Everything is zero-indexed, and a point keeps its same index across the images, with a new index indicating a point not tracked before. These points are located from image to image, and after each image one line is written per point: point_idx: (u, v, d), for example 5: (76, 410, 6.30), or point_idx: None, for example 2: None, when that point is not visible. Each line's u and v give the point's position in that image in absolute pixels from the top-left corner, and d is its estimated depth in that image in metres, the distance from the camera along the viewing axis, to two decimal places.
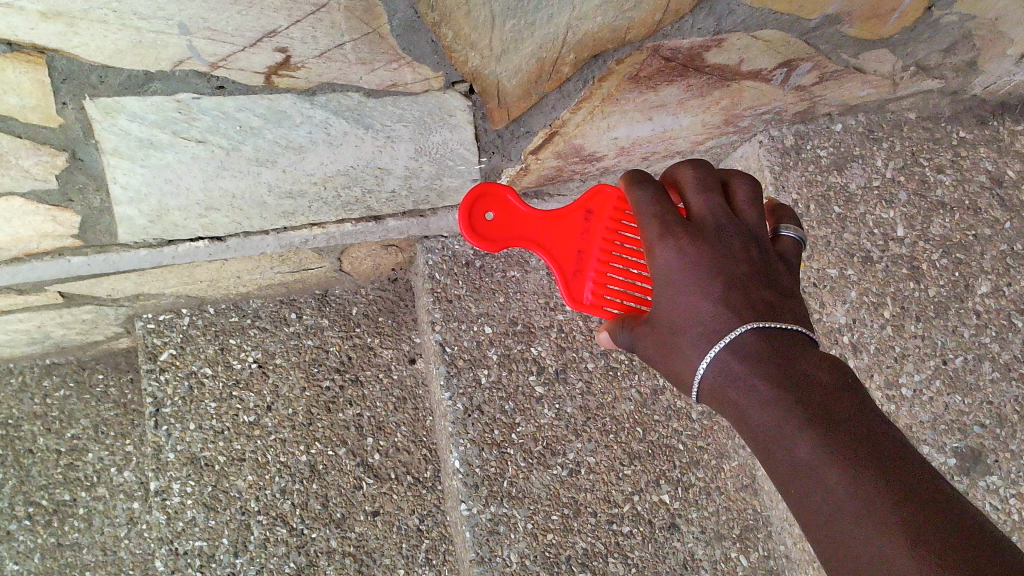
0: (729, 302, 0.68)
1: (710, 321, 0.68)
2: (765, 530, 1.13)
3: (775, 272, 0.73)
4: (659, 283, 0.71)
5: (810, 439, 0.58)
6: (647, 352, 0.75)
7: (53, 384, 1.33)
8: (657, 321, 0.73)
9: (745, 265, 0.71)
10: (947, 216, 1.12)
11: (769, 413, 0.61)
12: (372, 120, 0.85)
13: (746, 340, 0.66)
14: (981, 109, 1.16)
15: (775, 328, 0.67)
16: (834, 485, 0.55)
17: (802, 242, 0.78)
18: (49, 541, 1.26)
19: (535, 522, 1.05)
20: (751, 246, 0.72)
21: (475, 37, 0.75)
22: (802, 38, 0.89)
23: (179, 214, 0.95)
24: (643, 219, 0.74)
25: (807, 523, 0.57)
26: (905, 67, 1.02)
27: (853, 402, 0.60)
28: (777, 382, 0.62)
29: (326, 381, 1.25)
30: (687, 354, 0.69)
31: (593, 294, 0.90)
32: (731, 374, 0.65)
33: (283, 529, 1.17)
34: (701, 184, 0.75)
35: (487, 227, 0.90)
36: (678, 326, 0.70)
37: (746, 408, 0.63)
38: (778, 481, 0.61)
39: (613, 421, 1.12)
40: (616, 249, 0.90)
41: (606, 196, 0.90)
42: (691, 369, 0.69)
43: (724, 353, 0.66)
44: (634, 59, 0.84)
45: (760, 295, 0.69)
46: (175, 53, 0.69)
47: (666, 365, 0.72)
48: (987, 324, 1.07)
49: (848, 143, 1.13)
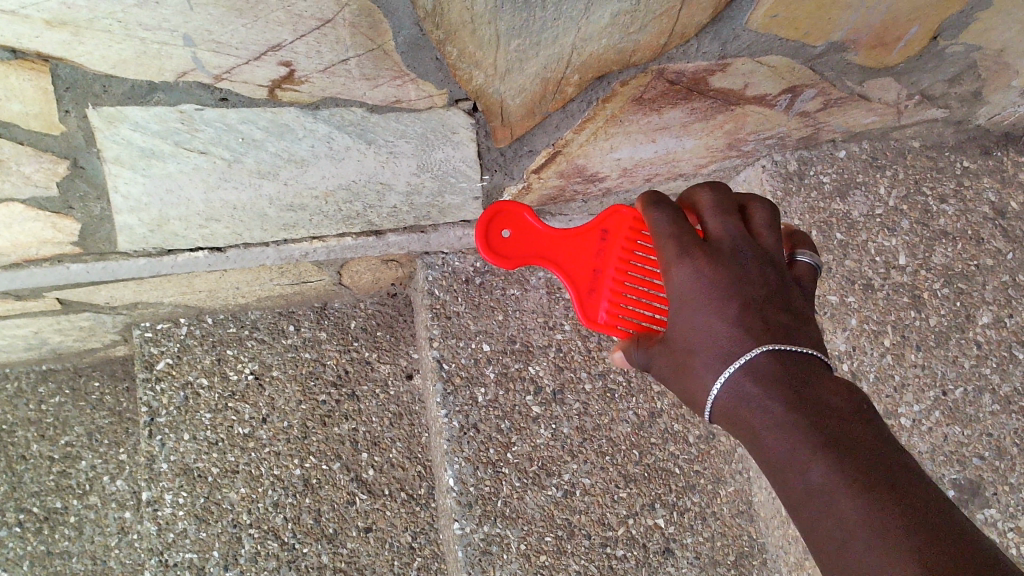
0: (744, 324, 0.67)
1: (725, 342, 0.67)
2: (761, 557, 1.13)
3: (793, 296, 0.72)
4: (675, 302, 0.71)
5: (825, 465, 0.57)
6: (661, 371, 0.74)
7: (48, 391, 1.33)
8: (672, 340, 0.72)
9: (762, 288, 0.70)
10: (949, 245, 1.11)
11: (783, 438, 0.60)
12: (375, 135, 0.85)
13: (762, 362, 0.65)
14: (985, 139, 1.16)
15: (792, 350, 0.65)
16: (849, 513, 0.55)
17: (818, 267, 0.77)
18: (39, 549, 1.25)
19: (528, 543, 1.04)
20: (768, 268, 0.71)
21: (480, 56, 0.75)
22: (807, 65, 0.89)
23: (180, 224, 0.94)
24: (660, 239, 0.73)
25: (821, 551, 0.57)
26: (910, 96, 1.02)
27: (869, 429, 0.59)
28: (793, 405, 0.61)
29: (322, 395, 1.24)
30: (701, 375, 0.68)
31: (608, 313, 0.89)
32: (746, 396, 0.64)
33: (274, 543, 1.16)
34: (719, 206, 0.74)
35: (501, 243, 0.92)
36: (693, 346, 0.69)
37: (760, 431, 0.62)
38: (792, 506, 0.60)
39: (610, 443, 1.12)
40: (631, 268, 0.88)
41: (622, 216, 0.89)
42: (704, 390, 0.68)
43: (739, 374, 0.65)
44: (639, 81, 0.84)
45: (777, 318, 0.68)
46: (179, 64, 0.69)
47: (680, 386, 0.71)
48: (988, 354, 1.06)
49: (851, 170, 1.13)
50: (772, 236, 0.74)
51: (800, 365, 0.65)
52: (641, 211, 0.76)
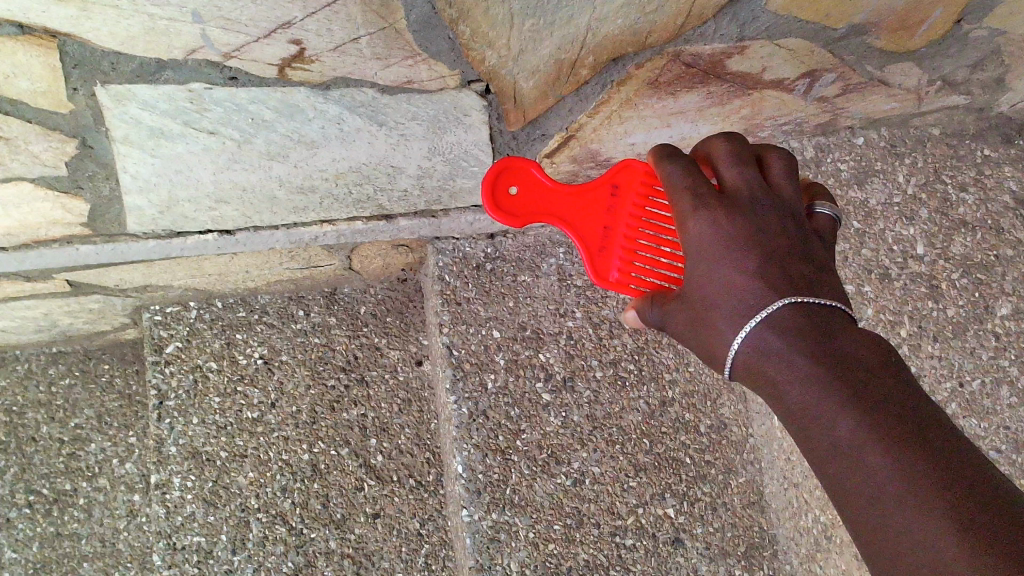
0: (765, 277, 0.66)
1: (745, 296, 0.65)
2: (771, 549, 1.12)
3: (813, 247, 0.70)
4: (692, 256, 0.69)
5: (853, 420, 0.56)
6: (676, 328, 0.72)
7: (58, 373, 1.33)
8: (688, 296, 0.70)
9: (782, 240, 0.68)
10: (969, 235, 1.09)
11: (808, 393, 0.60)
12: (386, 117, 0.84)
13: (785, 315, 0.63)
14: (1007, 126, 1.13)
15: (815, 303, 0.64)
16: (877, 468, 0.54)
17: (838, 219, 0.75)
18: (48, 530, 1.26)
19: (537, 531, 1.04)
20: (787, 220, 0.70)
21: (493, 35, 0.73)
22: (827, 48, 0.87)
23: (189, 206, 0.94)
24: (674, 192, 0.71)
25: (847, 505, 0.56)
26: (931, 82, 1.00)
27: (896, 382, 0.58)
28: (817, 358, 0.60)
29: (332, 380, 1.24)
30: (721, 331, 0.67)
31: (620, 271, 0.85)
32: (767, 350, 0.63)
33: (282, 528, 1.17)
34: (736, 157, 0.72)
35: (509, 202, 0.87)
36: (710, 302, 0.68)
37: (783, 386, 0.61)
38: (815, 460, 0.59)
39: (620, 432, 1.11)
40: (643, 226, 0.85)
41: (633, 170, 0.85)
42: (723, 346, 0.66)
43: (760, 328, 0.64)
44: (655, 64, 0.83)
45: (798, 271, 0.67)
46: (188, 41, 0.68)
47: (697, 342, 0.70)
48: (1006, 346, 1.05)
49: (869, 157, 1.11)
50: (791, 187, 0.72)
51: (823, 317, 0.63)
52: (656, 164, 0.74)
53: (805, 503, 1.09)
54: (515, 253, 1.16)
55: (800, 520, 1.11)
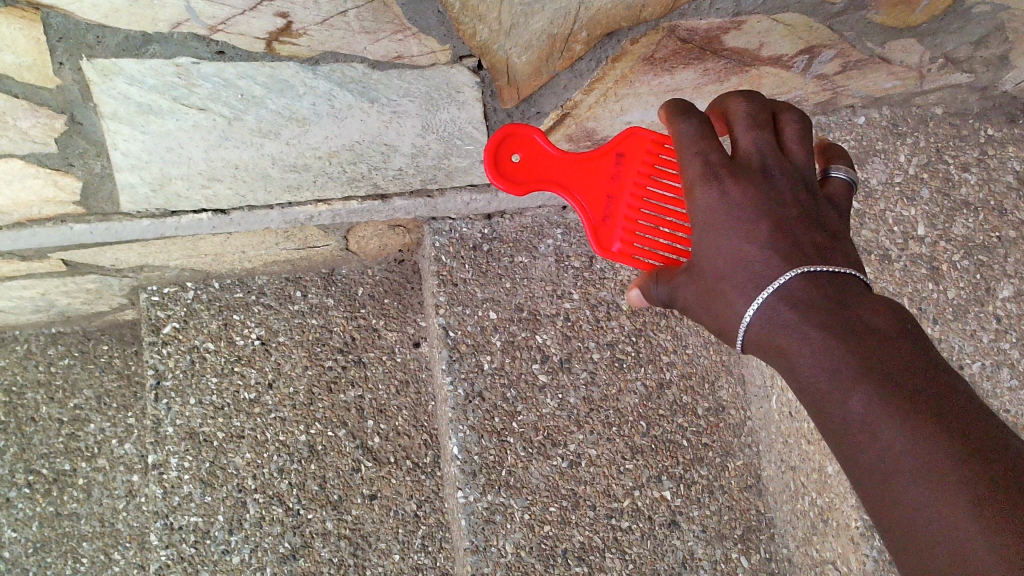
0: (776, 248, 0.64)
1: (756, 267, 0.64)
2: (768, 532, 1.11)
3: (825, 215, 0.68)
4: (699, 226, 0.67)
5: (867, 392, 0.56)
6: (684, 296, 0.70)
7: (58, 353, 1.33)
8: (697, 268, 0.68)
9: (794, 209, 0.67)
10: (971, 215, 1.01)
11: (820, 364, 0.59)
12: (377, 94, 0.82)
13: (796, 286, 0.62)
14: (1011, 106, 1.05)
15: (826, 272, 0.63)
16: (891, 442, 0.54)
17: (852, 183, 0.73)
18: (47, 510, 1.27)
19: (532, 513, 1.04)
20: (799, 189, 0.68)
21: (484, 9, 0.72)
22: (825, 24, 0.83)
23: (182, 183, 0.93)
24: (684, 154, 0.69)
25: (862, 480, 0.56)
26: (933, 59, 0.93)
27: (910, 351, 0.57)
28: (831, 330, 0.59)
29: (329, 361, 1.24)
30: (731, 302, 0.65)
31: (622, 242, 0.83)
32: (778, 321, 0.62)
33: (279, 508, 1.17)
34: (750, 121, 0.70)
35: (511, 166, 0.85)
36: (719, 271, 0.66)
37: (797, 358, 0.60)
38: (828, 434, 0.59)
39: (617, 414, 1.10)
40: (648, 195, 0.83)
41: (639, 137, 0.84)
42: (733, 317, 0.65)
43: (772, 300, 0.63)
44: (650, 39, 0.80)
45: (810, 240, 0.65)
46: (173, 13, 0.67)
47: (707, 315, 0.68)
48: (1008, 329, 0.96)
49: (871, 136, 1.03)
50: (804, 153, 0.70)
51: (836, 287, 0.62)
52: (665, 121, 0.71)
53: (803, 486, 1.06)
54: (513, 234, 1.14)
55: (797, 503, 1.08)
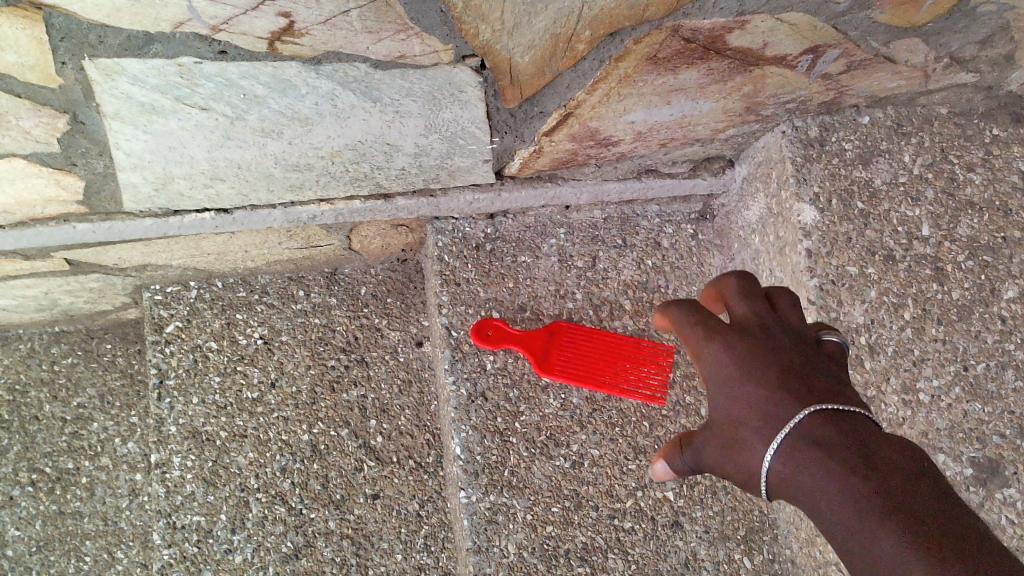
0: (790, 389, 0.62)
1: (771, 411, 0.62)
2: (771, 533, 1.11)
3: (831, 367, 0.67)
4: (713, 388, 0.68)
5: (894, 534, 0.50)
6: (707, 462, 0.67)
7: (61, 352, 1.33)
8: (716, 424, 0.66)
9: (798, 358, 0.66)
10: (975, 216, 1.00)
11: (848, 506, 0.53)
12: (380, 93, 0.82)
13: (809, 423, 0.59)
14: (1016, 105, 1.04)
15: (842, 410, 0.60)
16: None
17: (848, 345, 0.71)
18: (50, 508, 1.27)
19: (535, 513, 1.04)
20: (801, 346, 0.68)
21: (487, 9, 0.71)
22: (830, 23, 0.82)
23: (184, 183, 0.93)
24: (683, 330, 0.75)
25: None
26: (938, 59, 0.93)
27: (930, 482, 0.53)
28: (853, 467, 0.55)
29: (332, 360, 1.24)
30: (750, 450, 0.62)
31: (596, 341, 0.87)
32: (794, 457, 0.58)
33: (282, 508, 1.17)
34: (745, 293, 0.74)
35: None
36: (738, 421, 0.64)
37: (814, 494, 0.56)
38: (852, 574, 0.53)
39: (620, 415, 1.09)
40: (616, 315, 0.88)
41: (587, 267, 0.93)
42: (757, 467, 0.61)
43: (788, 438, 0.59)
44: (653, 39, 0.80)
45: (824, 386, 0.63)
46: (175, 14, 0.66)
47: (730, 469, 0.64)
48: (1012, 330, 0.96)
49: (875, 137, 1.02)
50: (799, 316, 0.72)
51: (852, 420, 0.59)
52: (664, 315, 0.79)
53: None
54: (515, 234, 1.14)
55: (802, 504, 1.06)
